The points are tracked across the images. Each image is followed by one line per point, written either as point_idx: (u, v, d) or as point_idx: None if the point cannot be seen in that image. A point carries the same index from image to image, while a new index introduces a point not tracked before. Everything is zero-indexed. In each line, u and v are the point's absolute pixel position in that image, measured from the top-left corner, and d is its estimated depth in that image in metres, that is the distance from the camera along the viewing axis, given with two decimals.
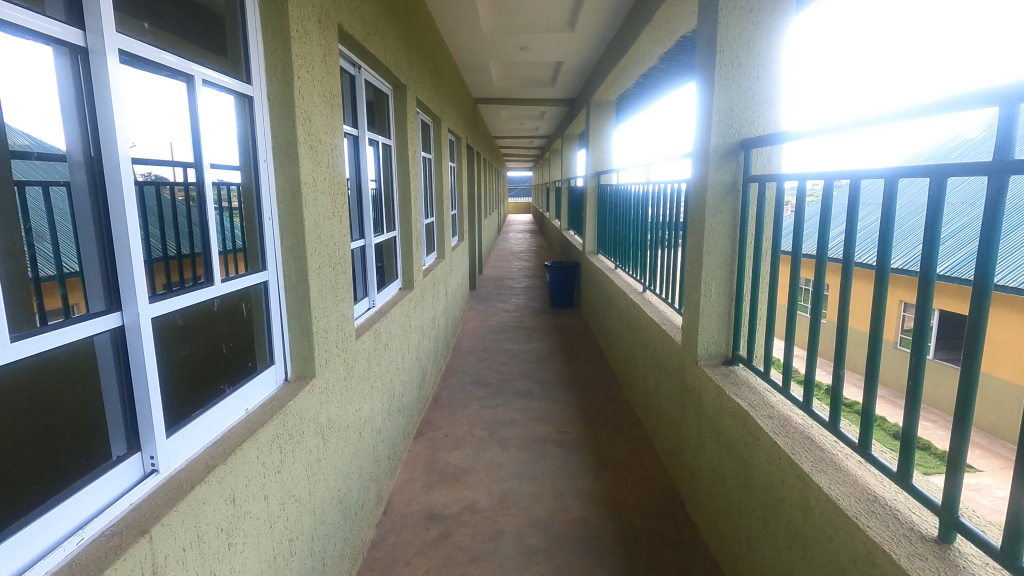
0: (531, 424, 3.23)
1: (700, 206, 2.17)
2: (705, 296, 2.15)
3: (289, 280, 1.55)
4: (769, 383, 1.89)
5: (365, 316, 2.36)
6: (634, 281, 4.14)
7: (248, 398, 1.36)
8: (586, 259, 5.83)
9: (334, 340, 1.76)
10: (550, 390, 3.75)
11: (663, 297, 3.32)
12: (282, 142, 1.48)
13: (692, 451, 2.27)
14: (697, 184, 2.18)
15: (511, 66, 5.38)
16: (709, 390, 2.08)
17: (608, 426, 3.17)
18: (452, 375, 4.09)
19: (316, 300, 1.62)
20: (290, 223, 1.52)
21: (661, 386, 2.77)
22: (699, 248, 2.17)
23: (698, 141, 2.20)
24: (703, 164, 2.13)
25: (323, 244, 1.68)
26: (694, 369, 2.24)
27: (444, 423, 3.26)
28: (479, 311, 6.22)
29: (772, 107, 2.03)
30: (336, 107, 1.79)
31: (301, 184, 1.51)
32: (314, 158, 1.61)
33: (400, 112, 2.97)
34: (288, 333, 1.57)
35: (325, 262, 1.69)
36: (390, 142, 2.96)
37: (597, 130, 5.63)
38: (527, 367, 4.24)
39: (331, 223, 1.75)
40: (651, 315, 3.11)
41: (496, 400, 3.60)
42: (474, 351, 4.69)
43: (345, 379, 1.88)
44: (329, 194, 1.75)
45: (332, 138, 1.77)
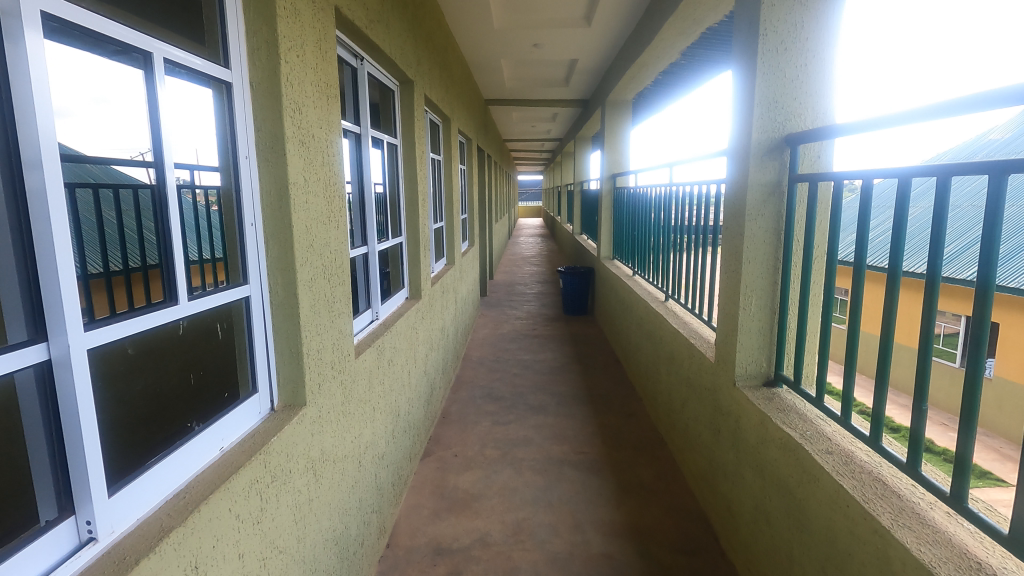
0: (547, 443, 3.00)
1: (737, 209, 1.94)
2: (743, 309, 1.92)
3: (275, 295, 1.35)
4: (822, 410, 1.66)
5: (367, 330, 2.16)
6: (654, 289, 3.90)
7: (224, 434, 1.17)
8: (600, 265, 5.60)
9: (328, 360, 1.56)
10: (565, 405, 3.53)
11: (688, 307, 3.08)
12: (268, 137, 1.29)
13: (727, 482, 2.04)
14: (735, 184, 1.96)
15: (524, 65, 5.18)
16: (749, 416, 1.85)
17: (629, 446, 2.94)
18: (462, 388, 3.87)
19: (307, 318, 1.41)
20: (277, 230, 1.32)
21: (689, 406, 2.54)
22: (736, 256, 1.95)
23: (735, 137, 1.98)
24: (742, 163, 1.91)
25: (316, 254, 1.48)
26: (730, 390, 2.02)
27: (453, 441, 3.05)
28: (490, 318, 6.01)
29: (822, 97, 1.80)
30: (332, 100, 1.59)
31: (289, 186, 1.32)
32: (305, 155, 1.41)
33: (408, 110, 2.78)
34: (274, 356, 1.37)
35: (318, 273, 1.49)
36: (396, 142, 2.76)
37: (613, 130, 5.41)
38: (541, 379, 4.02)
39: (326, 231, 1.55)
40: (675, 326, 2.88)
41: (508, 415, 3.38)
42: (485, 361, 4.47)
43: (342, 405, 1.68)
44: (324, 198, 1.54)
45: (328, 135, 1.58)
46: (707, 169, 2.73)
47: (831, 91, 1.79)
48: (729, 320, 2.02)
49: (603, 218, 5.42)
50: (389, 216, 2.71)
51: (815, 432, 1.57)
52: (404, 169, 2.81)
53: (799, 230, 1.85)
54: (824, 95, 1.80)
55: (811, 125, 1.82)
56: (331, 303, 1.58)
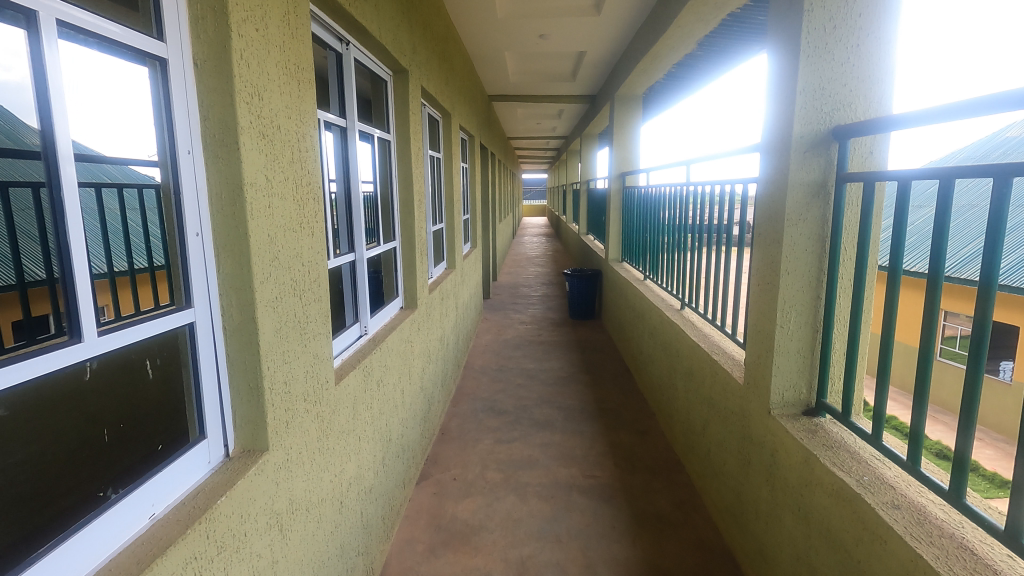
0: (554, 465, 2.77)
1: (774, 213, 1.70)
2: (780, 327, 1.68)
3: (229, 320, 1.12)
4: (881, 451, 1.41)
5: (353, 347, 1.93)
6: (667, 294, 3.66)
7: (156, 496, 0.94)
8: (609, 268, 5.36)
9: (300, 393, 1.33)
10: (573, 421, 3.29)
11: (707, 316, 2.84)
12: (218, 128, 1.05)
13: (760, 522, 1.80)
14: (771, 184, 1.72)
15: (529, 57, 4.93)
16: (789, 452, 1.60)
17: (643, 469, 2.70)
18: (463, 401, 3.64)
19: (270, 345, 1.17)
20: (232, 242, 1.09)
21: (711, 427, 2.30)
22: (773, 266, 1.71)
23: (771, 129, 1.73)
24: (778, 160, 1.67)
25: (283, 269, 1.24)
26: (764, 419, 1.77)
27: (453, 462, 2.82)
28: (494, 322, 5.77)
29: (876, 82, 1.55)
30: (304, 86, 1.36)
31: (245, 187, 1.08)
32: (268, 150, 1.18)
33: (402, 102, 2.54)
34: (228, 393, 1.14)
35: (285, 290, 1.25)
36: (389, 138, 2.52)
37: (622, 126, 5.15)
38: (547, 391, 3.78)
39: (296, 239, 1.31)
40: (693, 337, 2.64)
41: (512, 432, 3.15)
42: (488, 370, 4.23)
43: (318, 442, 1.44)
44: (295, 201, 1.31)
45: (300, 127, 1.34)
46: (730, 166, 2.48)
47: (887, 75, 1.55)
48: (764, 339, 1.77)
49: (612, 219, 5.17)
50: (380, 218, 2.48)
51: (875, 478, 1.32)
52: (398, 166, 2.56)
53: (848, 238, 1.60)
54: (879, 80, 1.55)
55: (863, 115, 1.57)
56: (300, 323, 1.34)
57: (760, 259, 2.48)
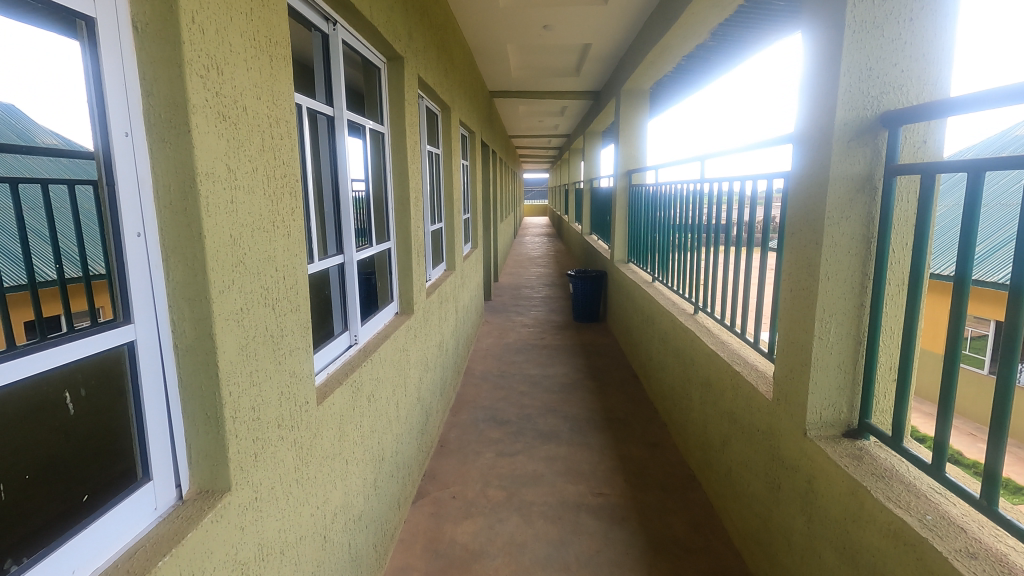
0: (560, 482, 2.58)
1: (810, 210, 1.52)
2: (818, 338, 1.49)
3: (181, 337, 0.93)
4: (943, 483, 1.22)
5: (341, 359, 1.75)
6: (679, 298, 3.47)
7: (79, 562, 0.76)
8: (614, 269, 5.19)
9: (273, 419, 1.14)
10: (579, 431, 3.11)
11: (723, 321, 2.66)
12: (164, 107, 0.87)
13: (794, 557, 1.61)
14: (808, 178, 1.53)
15: (532, 50, 4.74)
16: (831, 481, 1.42)
17: (655, 487, 2.51)
18: (463, 410, 3.45)
19: (231, 367, 0.99)
20: (183, 244, 0.91)
21: (733, 445, 2.11)
22: (809, 270, 1.52)
23: (807, 117, 1.54)
24: (816, 151, 1.48)
25: (250, 274, 1.06)
26: (797, 440, 1.59)
27: (451, 478, 2.63)
28: (495, 326, 5.58)
29: (931, 62, 1.37)
30: (277, 63, 1.17)
31: (199, 177, 0.90)
32: (230, 133, 0.99)
33: (397, 92, 2.34)
34: (181, 423, 0.96)
35: (253, 300, 1.07)
36: (383, 130, 2.33)
37: (628, 122, 4.97)
38: (551, 399, 3.59)
39: (268, 240, 1.13)
40: (710, 344, 2.46)
41: (515, 444, 2.97)
42: (489, 377, 4.04)
43: (295, 473, 1.25)
44: (266, 196, 1.12)
45: (273, 109, 1.16)
46: (751, 161, 2.29)
47: (943, 54, 1.36)
48: (798, 353, 1.58)
49: (618, 218, 4.99)
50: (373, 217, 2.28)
51: (940, 518, 1.14)
52: (392, 160, 2.36)
53: (897, 238, 1.42)
54: (935, 60, 1.37)
55: (915, 99, 1.38)
56: (273, 338, 1.15)
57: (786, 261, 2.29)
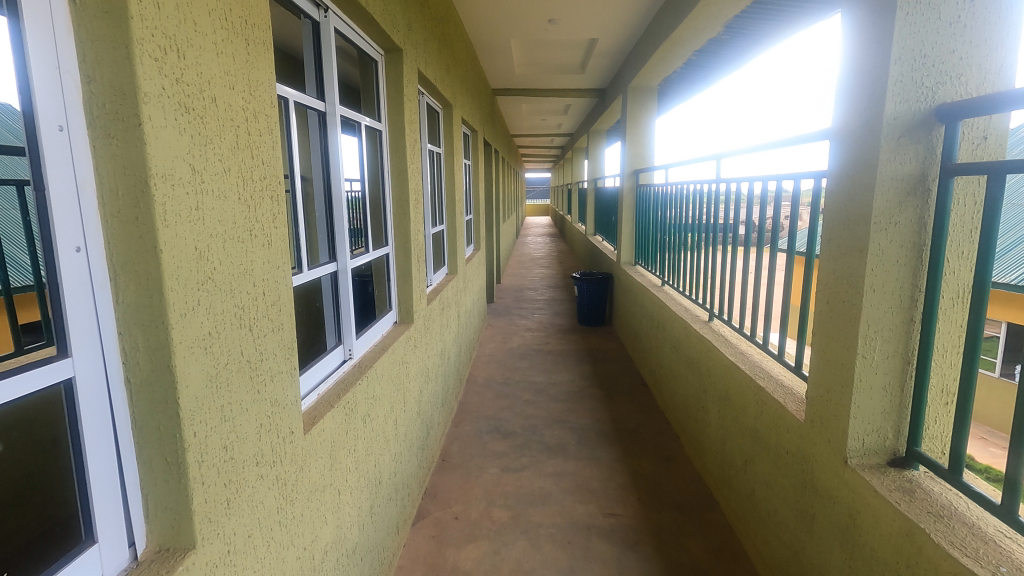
0: (569, 501, 2.43)
1: (851, 214, 1.37)
2: (862, 358, 1.34)
3: (134, 368, 0.79)
4: (1015, 528, 1.07)
5: (334, 376, 1.60)
6: (691, 303, 3.32)
7: None
8: (620, 272, 5.04)
9: (249, 456, 0.99)
10: (587, 444, 2.96)
11: (741, 330, 2.51)
12: (110, 96, 0.73)
13: None
14: (849, 179, 1.38)
15: (536, 45, 4.59)
16: (879, 519, 1.27)
17: (669, 507, 2.36)
18: (465, 420, 3.30)
19: (197, 404, 0.84)
20: (135, 259, 0.76)
21: (758, 466, 1.96)
22: (851, 280, 1.36)
23: (847, 110, 1.39)
24: (860, 149, 1.33)
25: (220, 292, 0.91)
26: (835, 468, 1.44)
27: (453, 496, 2.49)
28: (498, 329, 5.43)
29: (994, 49, 1.22)
30: (255, 48, 1.02)
31: (153, 179, 0.75)
32: (195, 127, 0.85)
33: (395, 86, 2.19)
34: (137, 471, 0.81)
35: (225, 321, 0.92)
36: (381, 127, 2.18)
37: (636, 119, 4.81)
38: (557, 409, 3.44)
39: (244, 251, 0.98)
40: (728, 355, 2.31)
41: (520, 459, 2.82)
42: (492, 384, 3.90)
43: (277, 514, 1.10)
44: (241, 201, 0.98)
45: (249, 100, 1.01)
46: (774, 160, 2.14)
47: (1008, 39, 1.21)
48: (837, 373, 1.43)
49: (624, 219, 4.84)
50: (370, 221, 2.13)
51: (1017, 570, 0.99)
52: (390, 160, 2.21)
53: (953, 246, 1.26)
54: (998, 45, 1.22)
55: (974, 91, 1.23)
56: (250, 363, 1.00)
57: (811, 267, 2.14)
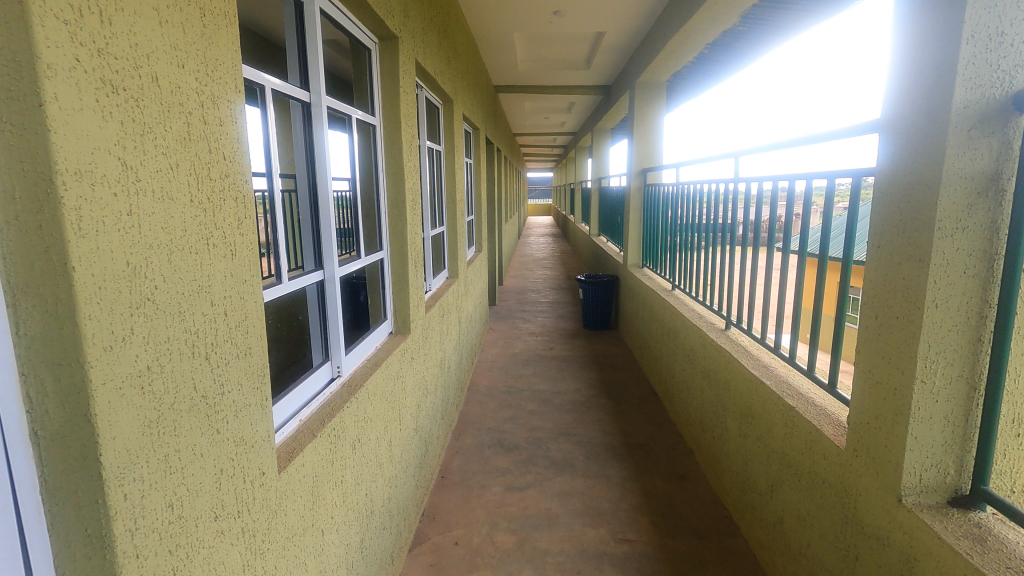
0: (578, 525, 2.26)
1: (908, 218, 1.20)
2: (921, 383, 1.17)
3: (40, 418, 0.62)
4: None
5: (321, 397, 1.44)
6: (705, 309, 3.14)
7: None
8: (627, 275, 4.87)
9: (206, 513, 0.82)
10: (595, 460, 2.79)
11: (761, 340, 2.35)
12: (2, 68, 0.56)
13: None
14: (905, 177, 1.21)
15: (540, 39, 4.41)
16: (943, 571, 1.10)
17: (686, 532, 2.19)
18: (466, 432, 3.14)
19: (130, 459, 0.67)
20: (41, 280, 0.59)
21: (786, 493, 1.79)
22: (909, 293, 1.19)
23: (902, 99, 1.22)
24: (920, 144, 1.16)
25: (164, 316, 0.74)
26: (886, 506, 1.27)
27: (453, 519, 2.31)
28: (501, 334, 5.26)
29: None
30: (212, 20, 0.85)
31: (60, 177, 0.58)
32: (127, 112, 0.68)
33: (390, 77, 2.00)
34: (50, 547, 0.64)
35: (171, 353, 0.75)
36: (376, 123, 2.00)
37: (644, 117, 4.63)
38: (564, 421, 3.27)
39: (197, 265, 0.81)
40: (750, 368, 2.14)
41: (525, 476, 2.65)
42: (495, 393, 3.73)
43: (243, 574, 0.93)
44: (194, 203, 0.80)
45: (205, 82, 0.84)
46: (807, 156, 1.96)
47: None
48: (889, 398, 1.26)
49: (631, 219, 4.68)
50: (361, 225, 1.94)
51: None
52: (385, 158, 2.04)
53: None
54: None
55: None
56: (206, 399, 0.83)
57: (845, 273, 1.96)
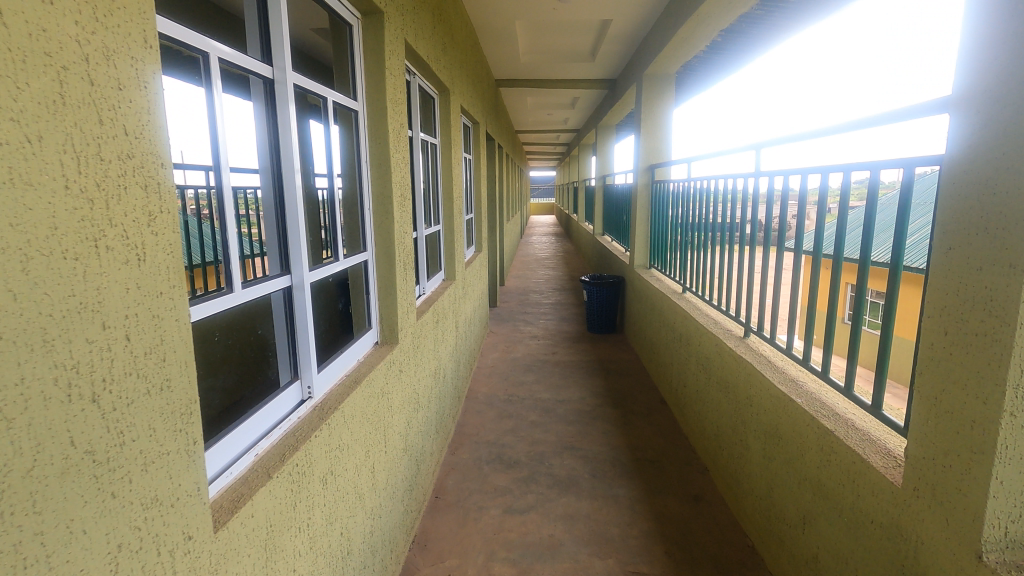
0: (583, 554, 2.05)
1: (992, 213, 0.98)
2: (1008, 415, 0.96)
3: None
4: None
5: (286, 424, 1.24)
6: (719, 314, 2.92)
7: None
8: (634, 275, 4.65)
9: None
10: (602, 478, 2.57)
11: (784, 349, 2.14)
12: None
13: None
14: (990, 163, 0.99)
15: (543, 28, 4.19)
16: None
17: (703, 563, 1.98)
18: (463, 446, 2.93)
19: None
20: None
21: (820, 527, 1.58)
22: (994, 306, 0.97)
23: (982, 70, 1.00)
24: (1010, 121, 0.94)
25: (13, 351, 0.53)
26: (956, 560, 1.06)
27: (446, 546, 2.10)
28: (501, 337, 5.05)
29: None
30: None
31: None
32: None
33: (374, 55, 1.77)
34: None
35: (26, 400, 0.54)
36: (359, 109, 1.78)
37: (653, 109, 4.40)
38: (567, 434, 3.05)
39: (77, 278, 0.60)
40: (776, 383, 1.91)
41: (525, 496, 2.44)
42: (494, 402, 3.51)
43: None
44: (72, 191, 0.59)
45: (91, 30, 0.62)
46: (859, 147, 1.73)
47: None
48: (963, 432, 1.05)
49: (638, 218, 4.46)
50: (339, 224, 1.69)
51: None
52: (369, 149, 1.82)
53: None
54: None
55: None
56: (93, 455, 0.62)
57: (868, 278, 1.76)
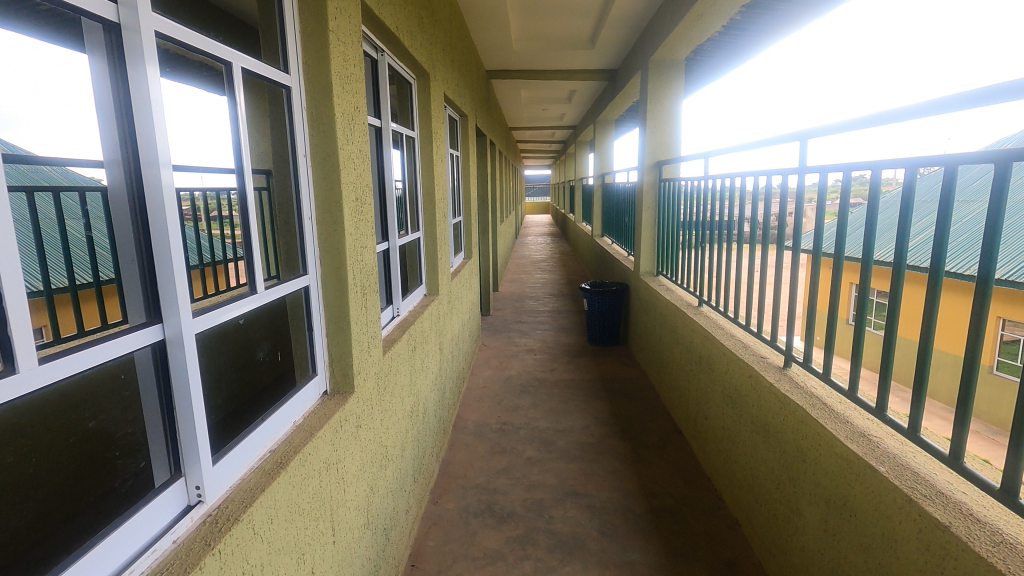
0: None
1: None
2: None
3: None
4: None
5: (146, 563, 0.80)
6: (746, 334, 2.48)
7: None
8: (639, 283, 4.22)
9: None
10: (612, 537, 2.14)
11: (842, 388, 1.71)
12: None
13: None
14: None
15: (539, 8, 3.75)
16: None
17: None
18: (448, 492, 2.50)
19: None
20: None
21: None
22: None
23: None
24: None
25: None
26: None
27: None
28: (494, 351, 4.60)
29: None
30: None
31: None
32: None
33: (312, 14, 1.33)
34: None
35: None
36: (293, 85, 1.33)
37: (660, 100, 3.96)
38: (570, 475, 2.61)
39: None
40: (843, 439, 1.48)
41: (521, 564, 2.01)
42: (485, 434, 3.07)
43: None
44: None
45: None
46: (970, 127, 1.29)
47: None
48: None
49: (645, 220, 4.02)
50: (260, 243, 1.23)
51: None
52: (308, 139, 1.37)
53: None
54: None
55: None
56: None
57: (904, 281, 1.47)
